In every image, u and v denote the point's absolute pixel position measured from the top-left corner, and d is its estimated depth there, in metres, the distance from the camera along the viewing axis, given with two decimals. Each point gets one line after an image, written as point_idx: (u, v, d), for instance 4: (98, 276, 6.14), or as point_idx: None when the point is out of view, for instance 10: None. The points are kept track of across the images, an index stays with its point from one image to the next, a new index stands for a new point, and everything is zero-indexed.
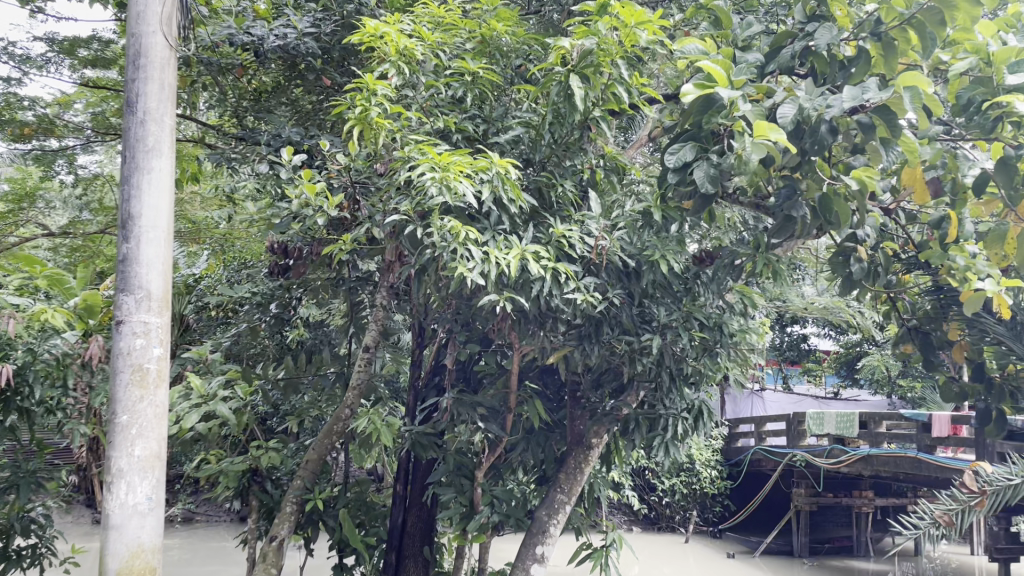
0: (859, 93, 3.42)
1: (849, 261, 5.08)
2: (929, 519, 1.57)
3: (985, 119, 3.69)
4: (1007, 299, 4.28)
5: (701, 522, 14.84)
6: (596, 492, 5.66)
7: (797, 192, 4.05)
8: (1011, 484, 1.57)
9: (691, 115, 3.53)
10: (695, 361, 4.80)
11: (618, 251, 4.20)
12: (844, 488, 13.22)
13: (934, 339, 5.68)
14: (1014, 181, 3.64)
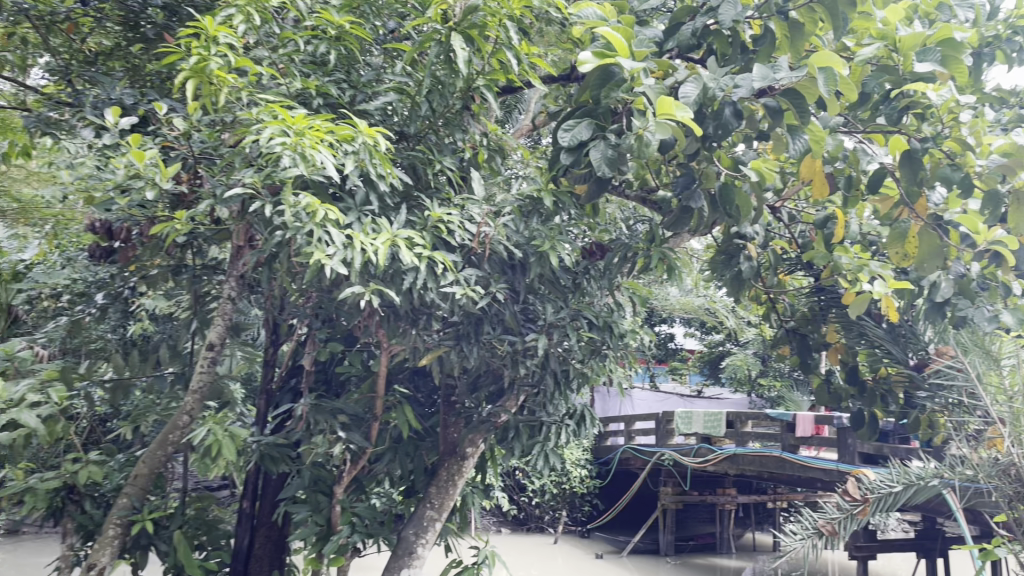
0: (769, 72, 3.13)
1: (738, 259, 4.83)
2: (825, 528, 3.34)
3: (892, 108, 3.53)
4: (894, 301, 4.18)
5: (570, 522, 14.71)
6: (469, 505, 5.19)
7: (695, 181, 3.87)
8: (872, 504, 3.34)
9: (588, 89, 3.15)
10: (580, 362, 4.42)
11: (504, 240, 3.76)
12: (708, 486, 13.38)
13: (811, 342, 5.49)
14: (919, 176, 3.49)
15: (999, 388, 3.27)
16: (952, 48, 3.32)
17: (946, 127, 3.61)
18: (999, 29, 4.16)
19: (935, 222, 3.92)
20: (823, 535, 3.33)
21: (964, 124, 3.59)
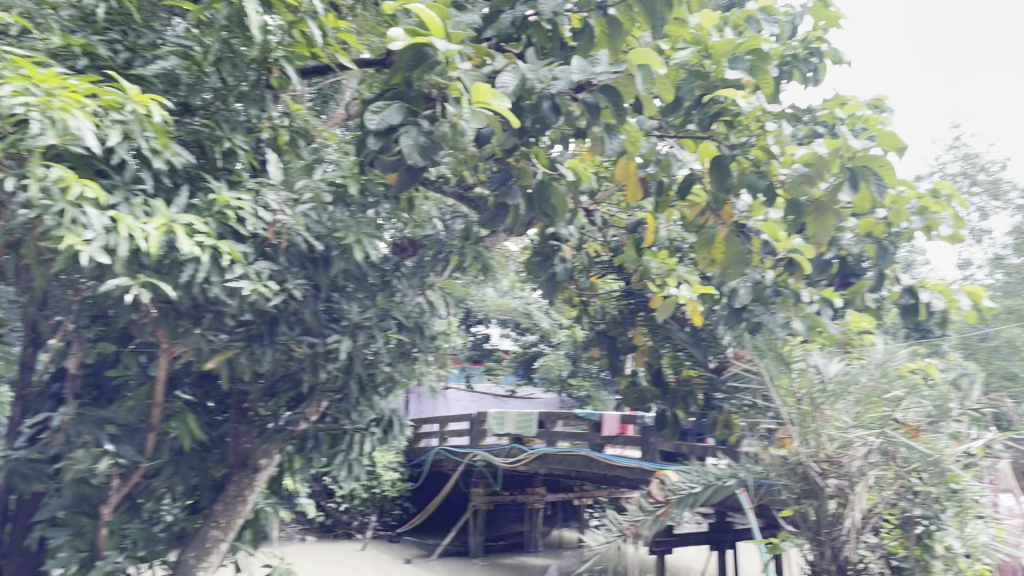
0: (587, 66, 3.14)
1: (553, 260, 4.80)
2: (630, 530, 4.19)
3: (704, 113, 3.70)
4: (697, 305, 4.31)
5: (380, 527, 14.38)
6: (263, 520, 4.80)
7: (511, 177, 3.75)
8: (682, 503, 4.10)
9: (399, 70, 2.89)
10: (387, 365, 4.16)
11: (303, 230, 3.49)
12: (518, 484, 13.45)
13: (620, 344, 5.51)
14: (726, 183, 3.54)
15: (787, 391, 3.88)
16: (760, 58, 3.44)
17: (754, 137, 3.71)
18: (796, 49, 4.42)
19: (740, 229, 3.97)
20: (628, 535, 4.21)
21: (771, 133, 3.70)
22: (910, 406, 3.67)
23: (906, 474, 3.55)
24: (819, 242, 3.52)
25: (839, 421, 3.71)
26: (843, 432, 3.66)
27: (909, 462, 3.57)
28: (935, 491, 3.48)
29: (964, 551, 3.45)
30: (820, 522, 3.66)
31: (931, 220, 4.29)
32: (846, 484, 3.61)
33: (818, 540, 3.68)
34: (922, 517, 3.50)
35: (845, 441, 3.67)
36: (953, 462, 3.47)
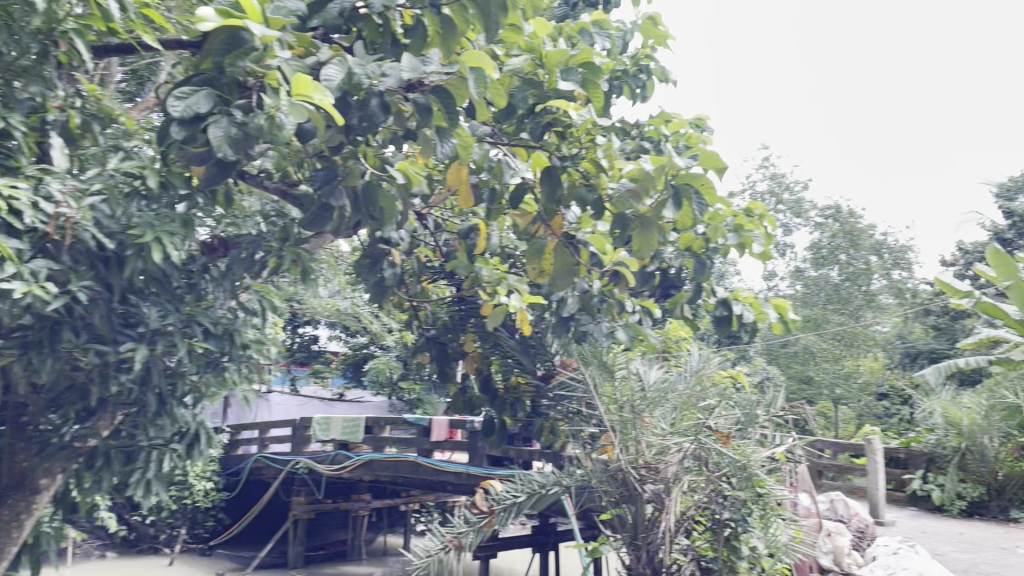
0: (419, 64, 2.99)
1: (382, 264, 4.54)
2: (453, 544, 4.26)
3: (537, 122, 3.69)
4: (527, 315, 4.28)
5: (190, 538, 13.53)
6: (45, 543, 4.57)
7: (337, 177, 3.57)
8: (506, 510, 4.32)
9: (210, 55, 2.71)
10: (192, 375, 4.22)
11: (91, 224, 3.28)
12: (342, 492, 12.84)
13: (450, 350, 5.37)
14: (556, 195, 3.53)
15: (611, 400, 4.29)
16: (591, 72, 3.54)
17: (584, 150, 3.75)
18: (627, 65, 4.58)
19: (569, 240, 3.98)
20: (451, 547, 4.26)
21: (600, 147, 3.74)
22: (719, 415, 4.19)
23: (717, 478, 4.06)
24: (642, 256, 3.58)
25: (658, 429, 4.17)
26: (661, 439, 4.09)
27: (719, 467, 4.06)
28: (743, 495, 4.00)
29: (765, 549, 4.04)
30: (638, 526, 4.16)
31: (744, 238, 4.51)
32: (660, 490, 4.10)
33: (635, 542, 4.19)
34: (731, 519, 4.05)
35: (662, 448, 4.14)
36: (758, 467, 4.02)
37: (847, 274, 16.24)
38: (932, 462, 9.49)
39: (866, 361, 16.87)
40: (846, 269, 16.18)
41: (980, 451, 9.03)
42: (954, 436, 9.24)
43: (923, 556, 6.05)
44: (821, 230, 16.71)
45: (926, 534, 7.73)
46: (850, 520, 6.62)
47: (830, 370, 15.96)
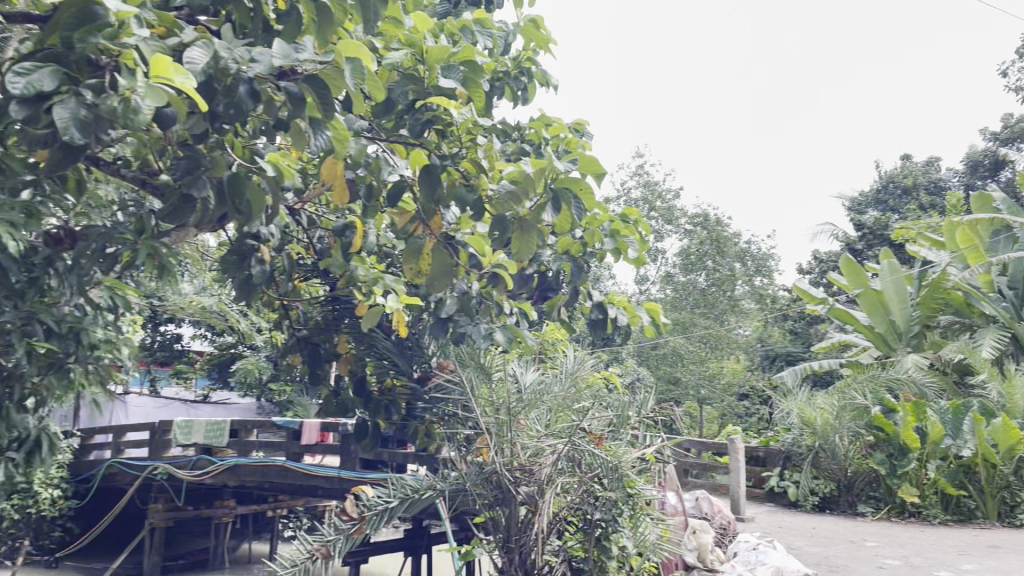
0: (291, 52, 2.82)
1: (249, 261, 4.27)
2: (320, 551, 4.19)
3: (416, 119, 3.54)
4: (404, 316, 4.16)
5: (34, 551, 12.56)
6: None
7: (200, 167, 3.33)
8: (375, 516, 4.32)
9: (57, 30, 2.55)
10: (34, 378, 4.11)
11: None
12: (205, 498, 12.11)
13: (323, 352, 5.11)
14: (436, 194, 3.45)
15: (488, 402, 4.45)
16: (473, 70, 3.47)
17: (464, 149, 3.69)
18: (508, 66, 4.56)
19: (448, 241, 3.91)
20: (319, 554, 4.19)
21: (481, 146, 3.70)
22: (593, 417, 4.55)
23: (590, 479, 4.40)
24: (521, 259, 3.55)
25: (533, 431, 4.46)
26: (536, 441, 4.41)
27: (592, 468, 4.41)
28: (614, 496, 4.37)
29: (633, 548, 4.42)
30: (513, 527, 4.39)
31: (620, 243, 4.53)
32: (534, 492, 4.34)
33: (508, 544, 4.43)
34: (601, 520, 4.41)
35: (537, 450, 4.43)
36: (628, 467, 4.39)
37: (714, 280, 16.97)
38: (788, 459, 10.07)
39: (729, 363, 17.69)
40: (710, 273, 17.01)
41: (831, 449, 9.61)
42: (808, 435, 9.78)
43: (781, 551, 6.35)
44: (691, 237, 17.34)
45: (782, 529, 8.15)
46: (714, 517, 6.88)
47: (697, 372, 16.63)
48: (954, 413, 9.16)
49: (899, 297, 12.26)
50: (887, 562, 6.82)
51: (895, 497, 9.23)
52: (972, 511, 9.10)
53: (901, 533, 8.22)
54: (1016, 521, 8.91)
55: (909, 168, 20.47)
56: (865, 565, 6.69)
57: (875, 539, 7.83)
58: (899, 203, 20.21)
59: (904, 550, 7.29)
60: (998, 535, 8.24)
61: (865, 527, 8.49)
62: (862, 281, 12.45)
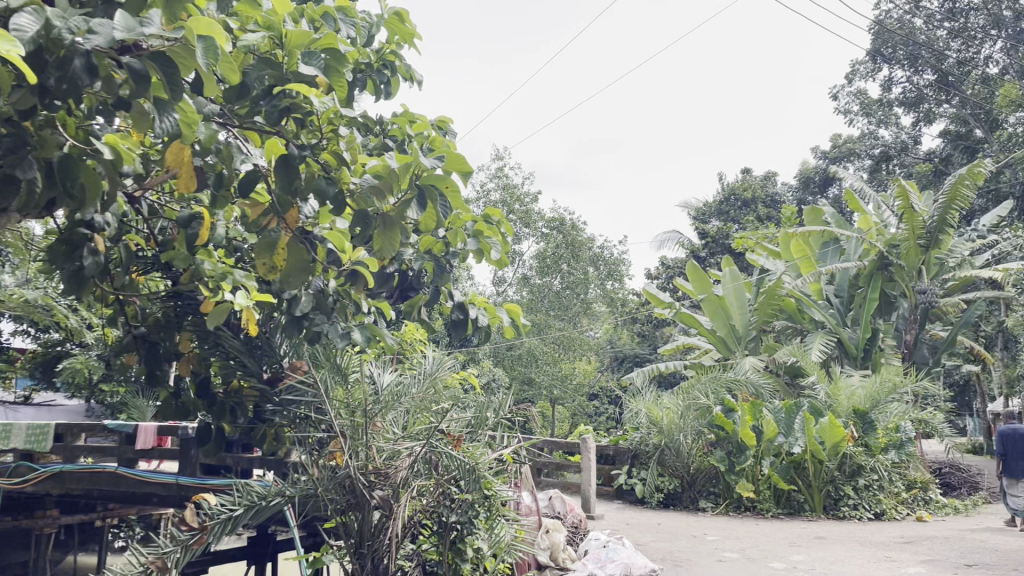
0: (136, 26, 2.48)
1: (80, 252, 3.85)
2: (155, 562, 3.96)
3: (273, 106, 3.30)
4: (254, 314, 3.93)
5: None
6: None
7: (26, 146, 3.01)
8: (218, 527, 4.08)
9: None
10: None
11: None
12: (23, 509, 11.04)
13: (162, 351, 4.66)
14: (293, 185, 3.26)
15: (342, 403, 4.39)
16: (335, 59, 3.33)
17: (325, 140, 3.53)
18: (371, 59, 4.46)
19: (306, 235, 3.71)
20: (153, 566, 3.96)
21: (344, 138, 3.56)
22: (452, 419, 4.58)
23: (447, 481, 4.45)
24: (385, 257, 3.42)
25: (388, 433, 4.45)
26: (393, 445, 4.40)
27: (448, 470, 4.46)
28: (471, 497, 4.44)
29: (488, 549, 4.60)
30: (366, 532, 4.32)
31: (483, 244, 4.51)
32: (390, 496, 4.30)
33: (360, 551, 4.35)
34: (457, 522, 4.51)
35: (393, 452, 4.39)
36: (485, 469, 4.43)
37: (568, 283, 17.40)
38: (636, 457, 10.49)
39: (581, 364, 18.13)
40: (565, 276, 17.43)
41: (676, 447, 9.99)
42: (655, 433, 10.14)
43: (629, 548, 6.53)
44: (547, 240, 17.60)
45: (631, 526, 8.37)
46: (566, 516, 6.98)
47: (550, 372, 16.93)
48: (787, 412, 9.75)
49: (739, 303, 13.01)
50: (727, 554, 7.16)
51: (732, 491, 9.76)
52: (800, 504, 9.73)
53: (738, 526, 8.67)
54: (838, 512, 9.57)
55: (749, 182, 21.75)
56: (706, 558, 6.99)
57: (715, 533, 8.22)
58: (739, 214, 21.44)
59: (741, 543, 7.69)
60: (823, 526, 8.84)
61: (705, 522, 8.89)
62: (705, 287, 13.06)
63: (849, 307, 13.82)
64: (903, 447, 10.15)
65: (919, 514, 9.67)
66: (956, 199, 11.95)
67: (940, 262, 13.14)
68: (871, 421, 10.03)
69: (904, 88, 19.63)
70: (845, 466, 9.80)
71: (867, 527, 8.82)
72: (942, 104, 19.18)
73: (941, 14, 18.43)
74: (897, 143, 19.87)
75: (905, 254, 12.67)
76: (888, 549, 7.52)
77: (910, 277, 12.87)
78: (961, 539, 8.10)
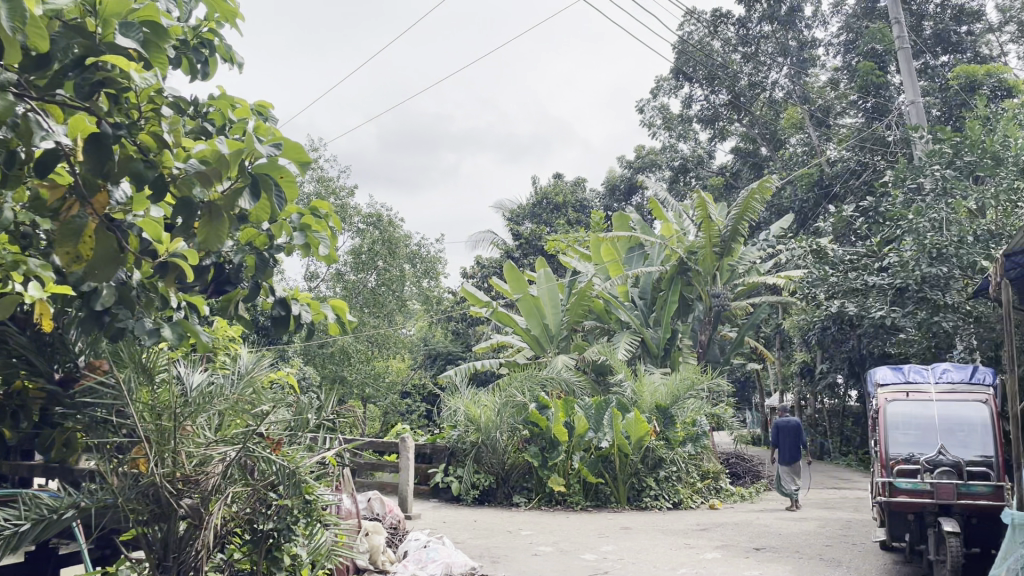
0: None
1: None
2: None
3: (84, 79, 2.92)
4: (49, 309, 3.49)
5: None
6: None
7: None
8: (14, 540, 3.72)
9: None
10: None
11: None
12: None
13: None
14: (105, 168, 2.94)
15: (145, 405, 4.06)
16: (156, 35, 3.06)
17: (143, 119, 3.24)
18: (188, 35, 4.14)
19: (114, 223, 3.32)
20: None
21: (164, 118, 3.28)
22: (272, 421, 4.37)
23: (264, 487, 4.23)
24: (211, 249, 3.18)
25: (199, 438, 4.17)
26: (204, 450, 4.14)
27: (266, 476, 4.23)
28: (290, 502, 4.23)
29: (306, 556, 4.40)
30: (171, 545, 4.04)
31: (311, 239, 4.26)
32: (199, 504, 4.06)
33: (163, 565, 4.05)
34: (273, 529, 4.31)
35: (204, 458, 4.15)
36: (306, 473, 4.26)
37: (383, 280, 17.22)
38: (452, 455, 10.50)
39: (394, 362, 18.04)
40: (380, 273, 17.22)
41: (491, 444, 10.14)
42: (472, 431, 10.22)
43: (449, 547, 6.55)
44: (362, 236, 17.26)
45: (447, 524, 8.39)
46: (384, 517, 6.89)
47: (362, 370, 16.66)
48: (597, 408, 10.23)
49: (552, 303, 13.46)
50: (541, 548, 7.37)
51: (544, 486, 10.06)
52: (607, 496, 10.19)
53: (550, 520, 8.94)
54: (641, 503, 10.13)
55: (560, 187, 22.50)
56: (522, 553, 7.15)
57: (529, 528, 8.43)
58: (551, 217, 22.15)
59: (554, 537, 7.94)
60: (628, 517, 9.31)
61: (519, 517, 9.09)
62: (521, 287, 13.33)
63: (651, 309, 14.66)
64: (698, 440, 10.91)
65: (711, 502, 10.48)
66: (747, 211, 12.96)
67: (732, 269, 14.17)
68: (671, 415, 10.67)
69: (702, 105, 20.94)
70: (648, 458, 10.36)
71: (667, 516, 9.39)
72: (734, 122, 20.64)
73: (736, 40, 19.93)
74: (694, 157, 21.36)
75: (702, 260, 13.60)
76: (687, 536, 8.05)
77: (705, 281, 13.83)
78: (748, 524, 8.83)
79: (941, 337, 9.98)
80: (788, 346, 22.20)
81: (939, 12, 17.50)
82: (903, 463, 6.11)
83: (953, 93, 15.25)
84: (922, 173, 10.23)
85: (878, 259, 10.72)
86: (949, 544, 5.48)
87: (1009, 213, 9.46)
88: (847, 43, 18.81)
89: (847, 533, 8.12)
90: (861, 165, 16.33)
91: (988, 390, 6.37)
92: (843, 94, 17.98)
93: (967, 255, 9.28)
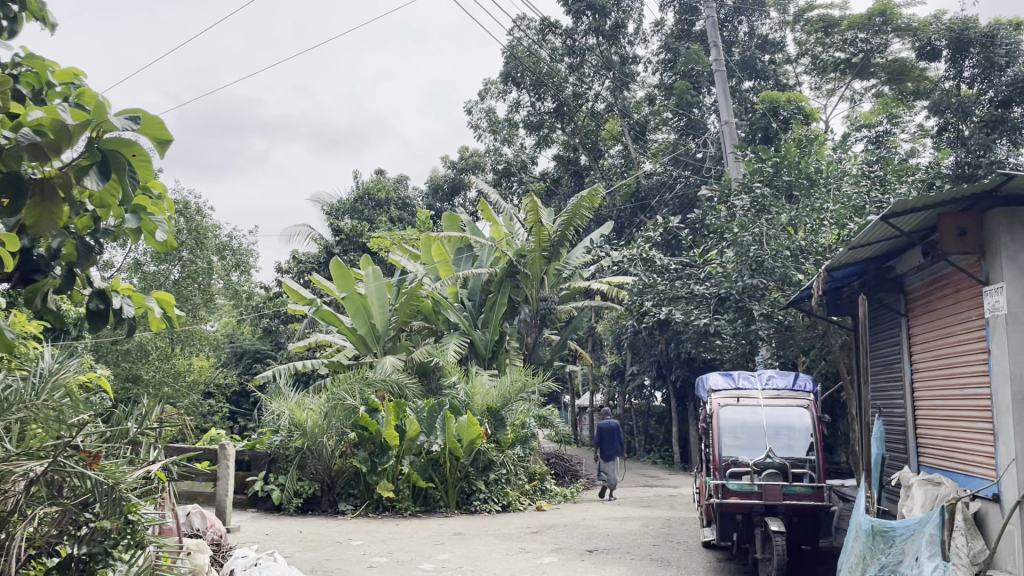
0: None
1: None
2: None
3: None
4: None
5: None
6: None
7: None
8: None
9: None
10: None
11: None
12: None
13: None
14: None
15: None
16: None
17: None
18: None
19: None
20: None
21: None
22: (89, 432, 3.82)
23: (77, 506, 3.60)
24: (38, 235, 2.76)
25: None
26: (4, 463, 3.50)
27: (79, 493, 3.61)
28: (109, 525, 3.59)
29: None
30: None
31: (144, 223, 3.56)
32: None
33: None
34: (86, 554, 3.61)
35: (2, 473, 3.50)
36: (129, 490, 3.62)
37: (188, 273, 16.05)
38: (273, 462, 9.88)
39: (195, 360, 16.89)
40: (186, 265, 16.04)
41: (317, 449, 9.71)
42: (297, 436, 9.76)
43: (280, 563, 6.07)
44: None
45: (272, 537, 7.87)
46: (206, 532, 6.33)
47: (161, 368, 15.37)
48: (429, 411, 9.98)
49: (380, 302, 13.14)
50: (376, 560, 7.06)
51: (372, 492, 9.76)
52: (435, 501, 10.08)
53: (379, 528, 8.62)
54: (470, 506, 10.10)
55: (382, 183, 22.07)
56: (357, 566, 6.82)
57: (360, 538, 8.07)
58: (373, 214, 21.62)
59: (388, 546, 7.66)
60: (459, 522, 9.15)
61: (347, 527, 8.71)
62: (349, 286, 12.85)
63: (480, 309, 14.62)
64: (527, 442, 11.01)
65: (538, 504, 10.62)
66: (575, 217, 13.22)
67: (558, 273, 14.48)
68: (502, 418, 10.67)
69: (529, 110, 21.13)
70: (478, 460, 10.31)
71: (496, 520, 9.37)
72: (557, 130, 21.04)
73: (563, 49, 20.14)
74: (518, 161, 21.54)
75: (531, 264, 13.79)
76: (521, 541, 8.05)
77: (534, 285, 14.09)
78: (578, 525, 9.00)
79: (751, 344, 10.74)
80: (598, 349, 23.09)
81: (746, 41, 18.99)
82: (734, 465, 6.43)
83: (759, 116, 16.37)
84: (743, 190, 10.89)
85: (699, 269, 11.30)
86: (775, 542, 5.80)
87: (816, 230, 10.33)
88: (667, 61, 19.77)
89: (669, 532, 8.46)
90: (673, 179, 17.77)
91: (807, 397, 6.86)
92: (659, 109, 19.45)
93: (782, 267, 9.98)
